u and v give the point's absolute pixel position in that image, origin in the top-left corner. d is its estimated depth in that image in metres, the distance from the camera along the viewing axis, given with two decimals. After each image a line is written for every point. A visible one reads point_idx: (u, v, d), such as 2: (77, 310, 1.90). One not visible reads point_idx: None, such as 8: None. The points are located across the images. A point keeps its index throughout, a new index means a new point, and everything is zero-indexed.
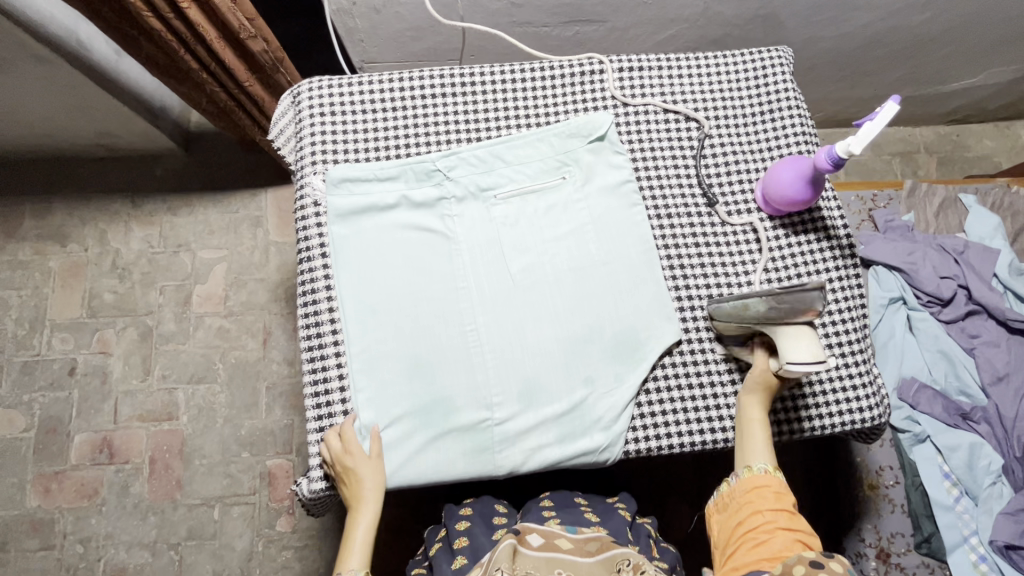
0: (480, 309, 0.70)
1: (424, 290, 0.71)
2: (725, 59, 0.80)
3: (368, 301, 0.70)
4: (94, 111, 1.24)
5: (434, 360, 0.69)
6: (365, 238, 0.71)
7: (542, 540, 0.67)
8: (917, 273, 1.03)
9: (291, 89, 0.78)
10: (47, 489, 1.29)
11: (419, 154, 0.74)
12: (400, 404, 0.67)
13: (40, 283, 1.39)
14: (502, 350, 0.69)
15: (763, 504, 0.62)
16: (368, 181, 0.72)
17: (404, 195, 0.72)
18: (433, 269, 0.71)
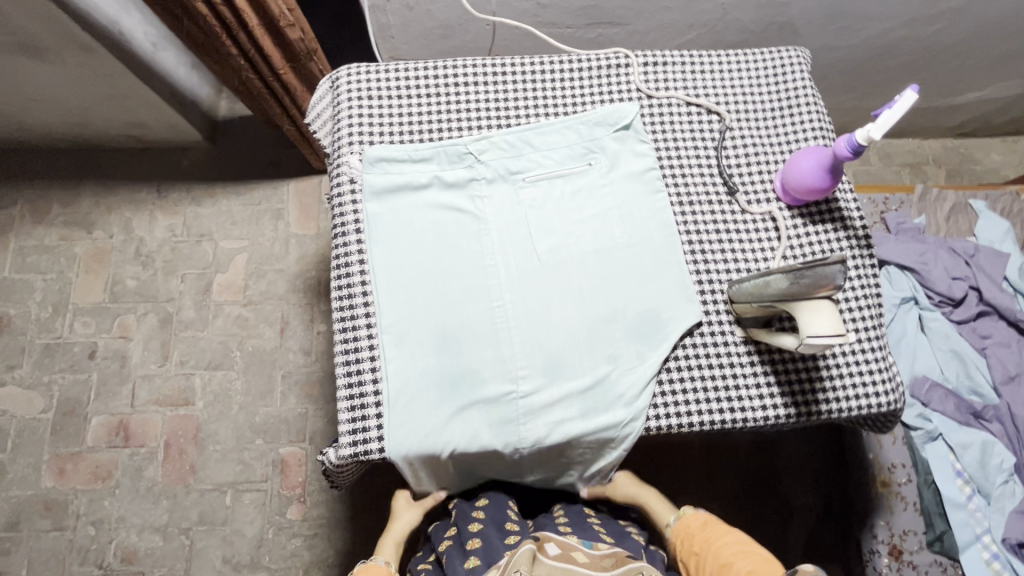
0: (507, 287, 0.72)
1: (454, 267, 0.73)
2: (746, 57, 0.83)
3: (401, 275, 0.72)
4: (128, 100, 1.28)
5: (462, 335, 0.71)
6: (399, 215, 0.74)
7: (558, 550, 0.67)
8: (929, 273, 1.05)
9: (330, 75, 0.82)
10: (62, 471, 1.30)
11: (451, 138, 0.78)
12: (428, 375, 0.69)
13: (65, 267, 1.42)
14: (528, 326, 0.71)
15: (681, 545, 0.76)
16: (403, 161, 0.75)
17: (437, 176, 0.75)
18: (463, 247, 0.74)
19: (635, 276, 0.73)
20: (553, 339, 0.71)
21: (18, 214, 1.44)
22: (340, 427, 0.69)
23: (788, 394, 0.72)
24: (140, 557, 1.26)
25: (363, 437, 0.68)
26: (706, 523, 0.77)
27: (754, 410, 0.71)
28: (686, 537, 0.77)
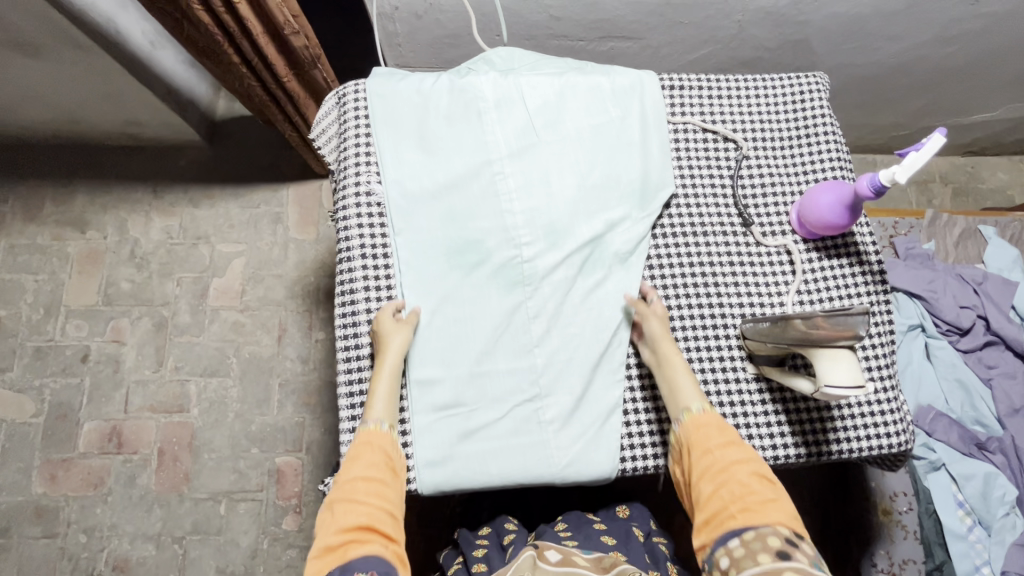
0: (511, 351, 0.70)
1: (485, 264, 0.72)
2: (764, 82, 0.81)
3: (432, 273, 0.72)
4: (125, 99, 1.25)
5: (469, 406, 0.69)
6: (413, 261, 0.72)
7: (560, 556, 0.66)
8: (938, 302, 1.04)
9: (336, 89, 0.79)
10: (53, 477, 1.28)
11: (470, 175, 0.74)
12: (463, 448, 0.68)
13: (57, 268, 1.39)
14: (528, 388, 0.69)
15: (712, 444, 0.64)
16: (411, 199, 0.73)
17: (447, 220, 0.73)
18: (474, 305, 0.71)
19: (633, 296, 0.73)
20: (558, 355, 0.71)
21: (9, 212, 1.41)
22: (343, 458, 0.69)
23: (799, 432, 0.71)
24: (133, 566, 1.25)
25: None
26: (727, 432, 0.65)
27: (764, 449, 0.70)
28: (696, 444, 0.65)
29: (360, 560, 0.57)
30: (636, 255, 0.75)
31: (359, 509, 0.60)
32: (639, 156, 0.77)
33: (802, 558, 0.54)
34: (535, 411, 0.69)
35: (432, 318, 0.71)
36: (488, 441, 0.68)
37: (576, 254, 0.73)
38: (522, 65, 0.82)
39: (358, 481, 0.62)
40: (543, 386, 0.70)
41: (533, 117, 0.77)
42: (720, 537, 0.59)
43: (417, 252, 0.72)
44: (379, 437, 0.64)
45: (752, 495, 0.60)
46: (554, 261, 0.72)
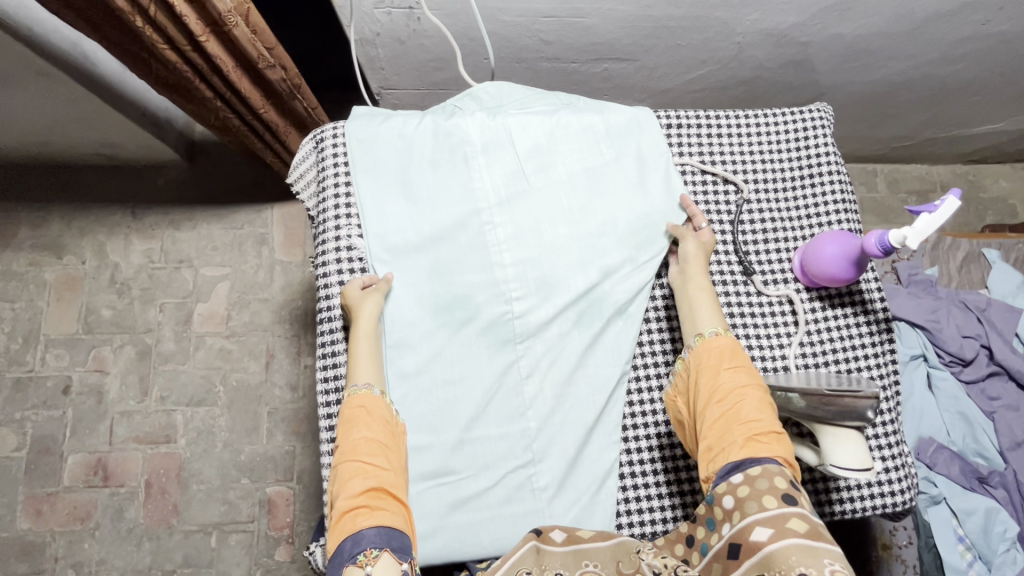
0: (500, 412, 0.67)
1: (474, 322, 0.68)
2: (766, 118, 0.77)
3: (418, 332, 0.68)
4: (96, 122, 1.19)
5: (459, 474, 0.66)
6: (396, 318, 0.68)
7: (565, 534, 0.61)
8: (940, 332, 1.01)
9: (313, 133, 0.75)
10: (38, 511, 1.25)
11: (455, 223, 0.70)
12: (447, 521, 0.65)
13: (34, 295, 1.34)
14: (519, 450, 0.67)
15: (721, 368, 0.61)
16: (394, 253, 0.69)
17: (429, 273, 0.69)
18: (461, 365, 0.67)
19: (631, 352, 0.70)
20: (552, 417, 0.68)
21: None
22: None
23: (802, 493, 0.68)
24: None
25: None
26: (740, 357, 0.62)
27: None
28: (705, 368, 0.61)
29: (371, 528, 0.55)
30: (634, 306, 0.71)
31: (369, 473, 0.57)
32: (636, 201, 0.73)
33: (804, 504, 0.53)
34: (529, 477, 0.66)
35: (418, 381, 0.67)
36: (477, 511, 0.65)
37: (569, 308, 0.70)
38: (511, 102, 0.78)
39: (364, 444, 0.59)
40: (536, 450, 0.67)
41: (522, 160, 0.73)
42: (722, 469, 0.57)
43: (401, 309, 0.68)
44: (374, 401, 0.62)
45: (759, 428, 0.57)
46: (545, 316, 0.69)
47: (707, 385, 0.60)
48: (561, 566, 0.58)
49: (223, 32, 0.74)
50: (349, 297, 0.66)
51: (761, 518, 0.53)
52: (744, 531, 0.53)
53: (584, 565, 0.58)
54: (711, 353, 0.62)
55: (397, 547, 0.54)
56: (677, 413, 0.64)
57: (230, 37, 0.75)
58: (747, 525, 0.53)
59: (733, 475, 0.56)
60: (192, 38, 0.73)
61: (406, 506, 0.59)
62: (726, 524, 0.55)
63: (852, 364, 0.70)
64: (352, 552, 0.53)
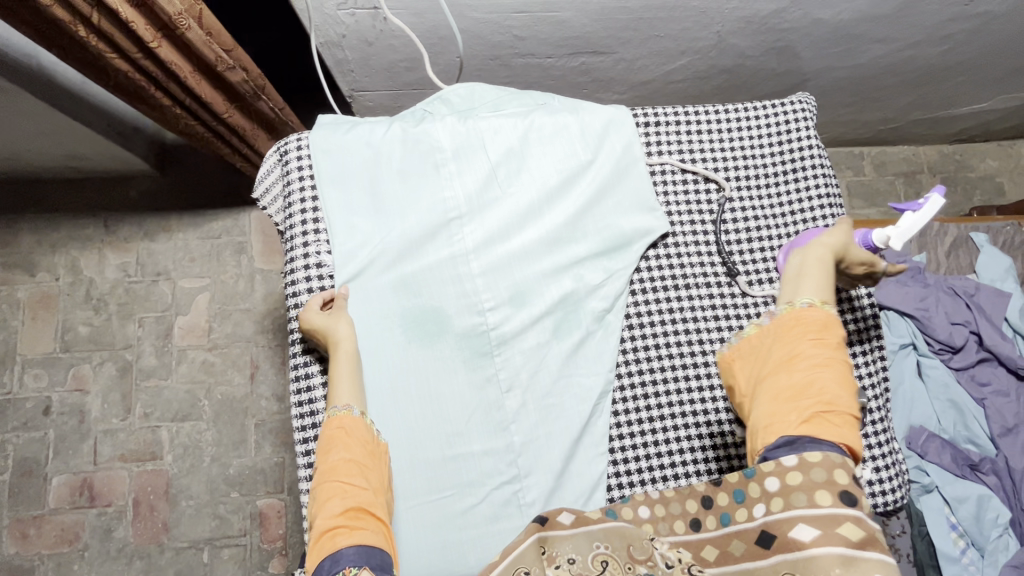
0: (481, 427, 0.65)
1: (447, 335, 0.66)
2: (747, 113, 0.75)
3: (390, 347, 0.65)
4: (60, 134, 1.15)
5: (441, 494, 0.63)
6: (369, 334, 0.65)
7: (574, 517, 0.54)
8: (929, 319, 1.00)
9: (277, 144, 0.71)
10: (24, 535, 1.23)
11: (427, 234, 0.68)
12: (430, 543, 0.62)
13: (8, 315, 1.31)
14: (502, 467, 0.64)
15: (801, 336, 0.52)
16: (365, 266, 0.67)
17: (401, 286, 0.67)
18: (438, 380, 0.65)
19: (614, 358, 0.67)
20: (536, 429, 0.65)
21: None
22: None
23: None
24: None
25: None
26: (829, 331, 0.52)
27: None
28: (782, 333, 0.53)
29: (350, 546, 0.51)
30: (614, 312, 0.68)
31: (347, 492, 0.54)
32: (613, 202, 0.70)
33: (864, 507, 0.45)
34: (515, 493, 0.64)
35: (393, 399, 0.65)
36: (461, 532, 0.63)
37: (546, 316, 0.68)
38: (482, 105, 0.75)
39: (340, 463, 0.56)
40: (521, 465, 0.64)
41: (495, 166, 0.70)
42: (774, 443, 0.49)
43: (373, 325, 0.66)
44: (352, 420, 0.58)
45: (832, 408, 0.49)
46: (521, 325, 0.67)
47: (785, 352, 0.52)
48: (572, 552, 0.52)
49: (176, 36, 0.71)
50: (311, 322, 0.63)
51: (807, 514, 0.46)
52: (783, 523, 0.47)
53: (595, 547, 0.52)
54: (797, 321, 0.53)
55: (378, 566, 0.50)
56: (735, 379, 0.56)
57: (184, 41, 0.72)
58: (790, 517, 0.46)
59: (785, 457, 0.48)
60: (143, 46, 0.70)
61: (387, 526, 0.55)
62: (758, 506, 0.49)
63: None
64: (329, 572, 0.49)
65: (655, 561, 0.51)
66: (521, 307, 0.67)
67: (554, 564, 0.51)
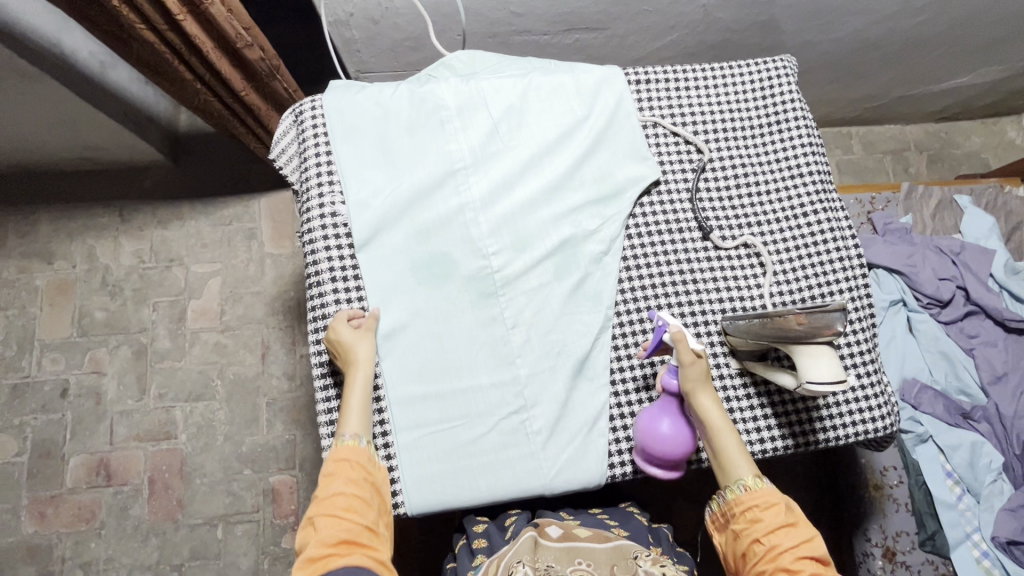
0: (489, 361, 0.68)
1: (453, 278, 0.70)
2: (731, 70, 0.80)
3: (400, 290, 0.69)
4: (78, 122, 1.21)
5: (452, 423, 0.67)
6: (378, 278, 0.69)
7: (560, 532, 0.66)
8: (917, 275, 1.04)
9: (293, 107, 0.76)
10: (43, 515, 1.26)
11: (434, 185, 0.72)
12: (441, 467, 0.66)
13: (28, 302, 1.35)
14: (509, 397, 0.68)
15: (761, 517, 0.60)
16: (375, 214, 0.70)
17: (410, 234, 0.70)
18: (446, 319, 0.69)
19: (612, 297, 0.71)
20: (540, 364, 0.69)
21: None
22: None
23: (786, 424, 0.70)
24: None
25: None
26: (779, 505, 0.61)
27: (751, 443, 0.70)
28: (743, 514, 0.61)
29: (340, 571, 0.56)
30: (611, 255, 0.72)
31: (342, 523, 0.58)
32: (608, 153, 0.75)
33: None
34: (522, 423, 0.67)
35: (405, 336, 0.68)
36: (470, 457, 0.66)
37: (547, 260, 0.71)
38: (484, 68, 0.80)
39: (339, 496, 0.59)
40: (527, 397, 0.68)
41: (497, 121, 0.75)
42: None
43: (385, 269, 0.70)
44: (359, 454, 0.61)
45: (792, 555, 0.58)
46: (523, 267, 0.71)
47: (746, 529, 0.60)
48: (554, 559, 0.62)
49: (200, 12, 0.76)
50: (337, 337, 0.65)
51: None
52: None
53: (576, 561, 0.62)
54: (749, 504, 0.61)
55: None
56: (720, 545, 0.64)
57: (208, 17, 0.77)
58: None
59: None
60: (169, 18, 0.76)
61: (380, 553, 0.59)
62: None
63: (828, 297, 0.73)
64: None
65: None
66: (522, 252, 0.71)
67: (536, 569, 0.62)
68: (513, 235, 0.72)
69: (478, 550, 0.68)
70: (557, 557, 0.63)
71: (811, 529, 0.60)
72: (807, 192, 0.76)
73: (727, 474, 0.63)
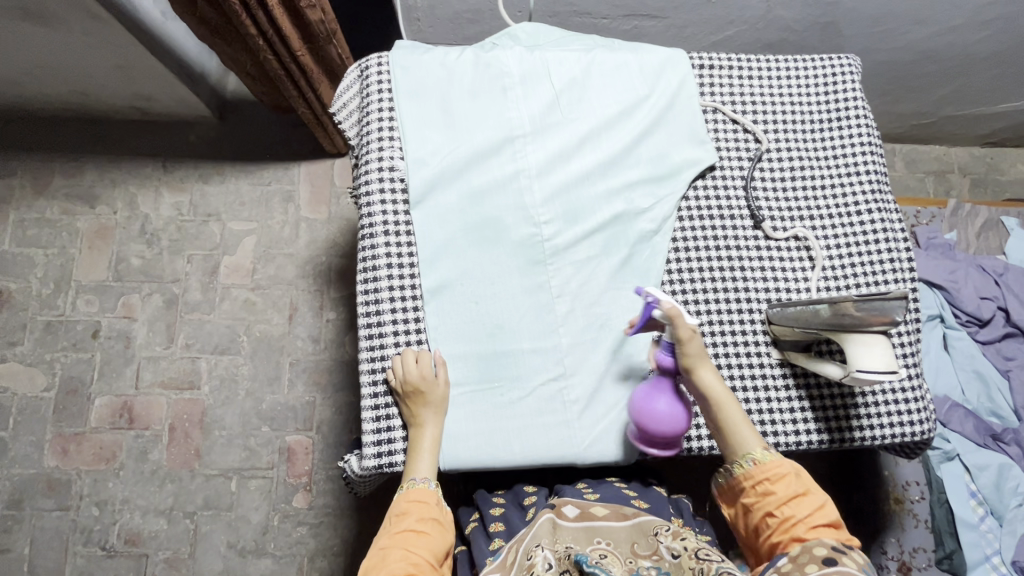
0: (532, 328, 0.69)
1: (504, 243, 0.70)
2: (795, 63, 0.80)
3: (452, 249, 0.70)
4: (134, 69, 1.23)
5: (491, 384, 0.67)
6: (431, 236, 0.70)
7: (577, 512, 0.65)
8: (958, 292, 1.03)
9: (358, 62, 0.77)
10: (65, 450, 1.29)
11: (492, 150, 0.72)
12: (474, 426, 0.66)
13: (67, 242, 1.38)
14: (549, 363, 0.68)
15: (776, 489, 0.60)
16: (433, 173, 0.71)
17: (465, 195, 0.71)
18: (493, 282, 0.69)
19: (658, 274, 0.71)
20: (582, 334, 0.69)
21: (18, 185, 1.40)
22: (363, 434, 0.67)
23: (822, 418, 0.70)
24: (145, 539, 1.26)
25: (388, 447, 0.66)
26: (796, 477, 0.61)
27: (787, 435, 0.69)
28: (760, 487, 0.61)
29: None
30: (661, 235, 0.73)
31: (410, 558, 0.58)
32: (665, 134, 0.75)
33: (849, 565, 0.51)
34: (560, 390, 0.68)
35: (452, 294, 0.69)
36: (507, 418, 0.67)
37: (597, 233, 0.72)
38: (548, 42, 0.80)
39: (410, 534, 0.60)
40: (568, 365, 0.68)
41: (559, 93, 0.75)
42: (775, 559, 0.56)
43: (439, 228, 0.70)
44: (430, 497, 0.63)
45: (803, 520, 0.58)
46: (574, 238, 0.71)
47: (762, 500, 0.61)
48: (572, 540, 0.61)
49: None
50: (433, 387, 0.65)
51: None
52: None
53: (595, 541, 0.61)
54: (763, 477, 0.61)
55: None
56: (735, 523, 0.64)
57: None
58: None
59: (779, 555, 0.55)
60: None
61: None
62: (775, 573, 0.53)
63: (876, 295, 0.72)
64: None
65: (661, 555, 0.58)
66: (573, 222, 0.72)
67: (556, 546, 0.59)
68: (565, 205, 0.72)
69: (495, 534, 0.68)
70: (575, 538, 0.61)
71: (823, 498, 0.60)
72: (863, 190, 0.75)
73: (735, 445, 0.64)
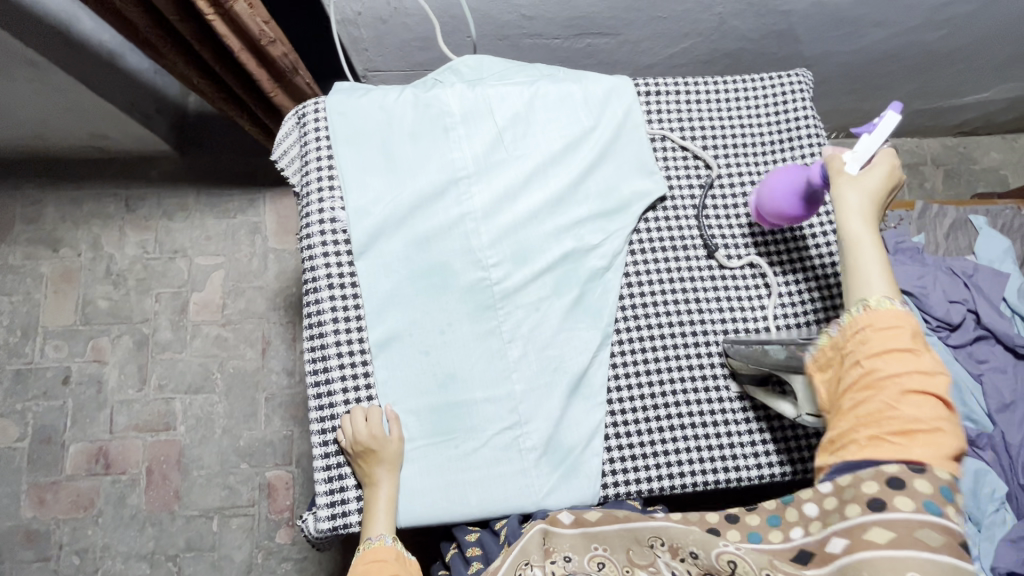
0: (483, 376, 0.67)
1: (452, 290, 0.69)
2: (745, 84, 0.78)
3: (399, 300, 0.68)
4: (84, 110, 1.21)
5: (444, 437, 0.66)
6: (377, 288, 0.68)
7: (573, 516, 0.61)
8: (927, 298, 1.02)
9: (296, 108, 0.75)
10: (42, 500, 1.27)
11: (435, 194, 0.71)
12: (428, 483, 0.65)
13: (31, 288, 1.36)
14: (502, 412, 0.67)
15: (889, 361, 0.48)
16: (375, 222, 0.69)
17: (410, 243, 0.69)
18: (444, 331, 0.68)
19: (610, 311, 0.70)
20: (536, 379, 0.68)
21: None
22: (317, 494, 0.66)
23: (784, 450, 0.69)
24: None
25: (342, 507, 0.66)
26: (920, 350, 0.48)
27: (749, 469, 0.68)
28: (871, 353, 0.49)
29: None
30: (613, 271, 0.71)
31: None
32: (613, 165, 0.74)
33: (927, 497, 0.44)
34: (516, 438, 0.66)
35: (400, 347, 0.68)
36: (462, 472, 0.66)
37: (547, 273, 0.70)
38: (491, 74, 0.78)
39: None
40: (523, 412, 0.67)
41: (502, 130, 0.73)
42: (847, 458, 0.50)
43: (384, 280, 0.69)
44: (389, 556, 0.62)
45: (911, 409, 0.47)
46: (523, 280, 0.70)
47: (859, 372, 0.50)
48: (569, 549, 0.59)
49: (228, 12, 0.76)
50: (386, 444, 0.64)
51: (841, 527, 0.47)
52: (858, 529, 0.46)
53: (592, 548, 0.59)
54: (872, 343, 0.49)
55: None
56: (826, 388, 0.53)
57: (235, 17, 0.77)
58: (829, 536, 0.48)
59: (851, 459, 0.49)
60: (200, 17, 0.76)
61: None
62: (794, 528, 0.53)
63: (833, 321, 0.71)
64: None
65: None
66: (523, 263, 0.70)
67: (550, 558, 0.58)
68: (514, 245, 0.70)
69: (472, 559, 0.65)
70: (573, 548, 0.59)
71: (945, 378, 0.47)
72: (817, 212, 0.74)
73: (854, 289, 0.53)
